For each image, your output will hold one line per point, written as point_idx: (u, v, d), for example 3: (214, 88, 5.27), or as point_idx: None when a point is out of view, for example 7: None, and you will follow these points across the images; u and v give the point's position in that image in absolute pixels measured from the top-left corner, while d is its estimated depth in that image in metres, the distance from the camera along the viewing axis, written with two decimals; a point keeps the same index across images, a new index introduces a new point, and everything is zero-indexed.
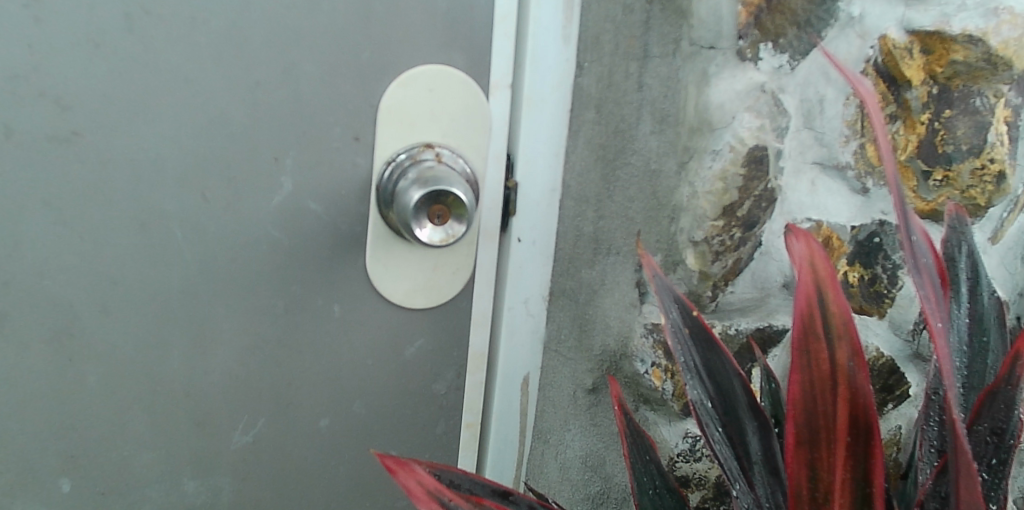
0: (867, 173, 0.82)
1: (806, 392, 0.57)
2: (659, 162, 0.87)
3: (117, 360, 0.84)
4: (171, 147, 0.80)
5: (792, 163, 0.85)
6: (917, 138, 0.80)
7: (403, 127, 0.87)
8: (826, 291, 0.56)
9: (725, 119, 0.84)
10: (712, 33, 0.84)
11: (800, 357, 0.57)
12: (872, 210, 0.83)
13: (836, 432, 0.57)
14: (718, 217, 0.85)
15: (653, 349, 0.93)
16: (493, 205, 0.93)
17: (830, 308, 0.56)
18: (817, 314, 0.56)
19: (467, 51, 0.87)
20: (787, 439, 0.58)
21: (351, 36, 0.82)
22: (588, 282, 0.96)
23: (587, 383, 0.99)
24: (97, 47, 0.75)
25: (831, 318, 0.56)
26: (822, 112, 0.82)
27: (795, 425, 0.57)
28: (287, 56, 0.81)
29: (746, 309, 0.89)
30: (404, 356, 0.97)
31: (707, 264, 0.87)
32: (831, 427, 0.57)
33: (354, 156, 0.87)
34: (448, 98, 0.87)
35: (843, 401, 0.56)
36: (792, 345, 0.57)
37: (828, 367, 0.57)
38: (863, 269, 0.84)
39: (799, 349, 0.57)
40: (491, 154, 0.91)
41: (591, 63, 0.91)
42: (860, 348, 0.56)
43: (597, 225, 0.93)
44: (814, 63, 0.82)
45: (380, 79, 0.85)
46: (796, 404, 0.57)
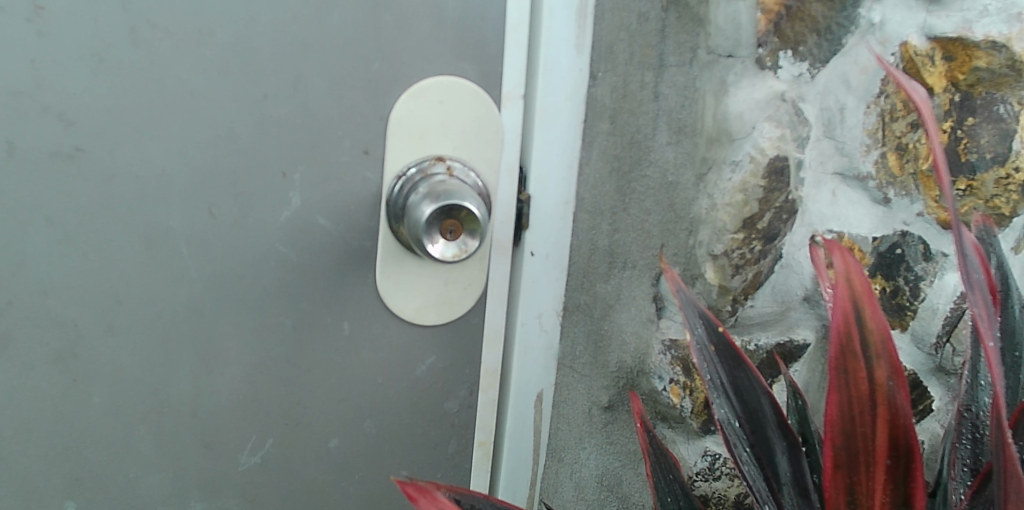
0: (888, 184, 0.78)
1: (844, 413, 0.55)
2: (676, 174, 0.85)
3: (123, 380, 0.82)
4: (178, 163, 0.78)
5: (813, 174, 0.81)
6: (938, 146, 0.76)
7: (414, 139, 0.85)
8: (862, 307, 0.56)
9: (745, 129, 0.81)
10: (730, 42, 0.81)
11: (837, 376, 0.55)
12: (893, 220, 0.78)
13: (875, 454, 0.54)
14: (738, 229, 0.82)
15: (671, 365, 0.88)
16: (505, 219, 0.92)
17: (867, 324, 0.55)
18: (854, 330, 0.55)
19: (479, 62, 0.86)
20: (825, 462, 0.56)
21: (360, 48, 0.81)
22: (603, 297, 0.93)
23: (603, 400, 0.95)
24: (101, 62, 0.73)
25: (869, 335, 0.55)
26: (843, 121, 0.79)
27: (833, 448, 0.55)
28: (295, 68, 0.79)
29: (766, 324, 0.86)
30: (415, 374, 0.95)
31: (727, 278, 0.83)
32: (870, 450, 0.55)
33: (364, 170, 0.85)
34: (459, 109, 0.86)
35: (882, 421, 0.54)
36: (830, 363, 0.56)
37: (867, 386, 0.55)
38: (886, 281, 0.80)
39: (835, 368, 0.56)
40: (503, 167, 0.90)
41: (605, 73, 0.89)
42: (900, 366, 0.54)
43: (611, 238, 0.91)
44: (835, 70, 0.78)
45: (389, 92, 0.83)
46: (833, 426, 0.55)
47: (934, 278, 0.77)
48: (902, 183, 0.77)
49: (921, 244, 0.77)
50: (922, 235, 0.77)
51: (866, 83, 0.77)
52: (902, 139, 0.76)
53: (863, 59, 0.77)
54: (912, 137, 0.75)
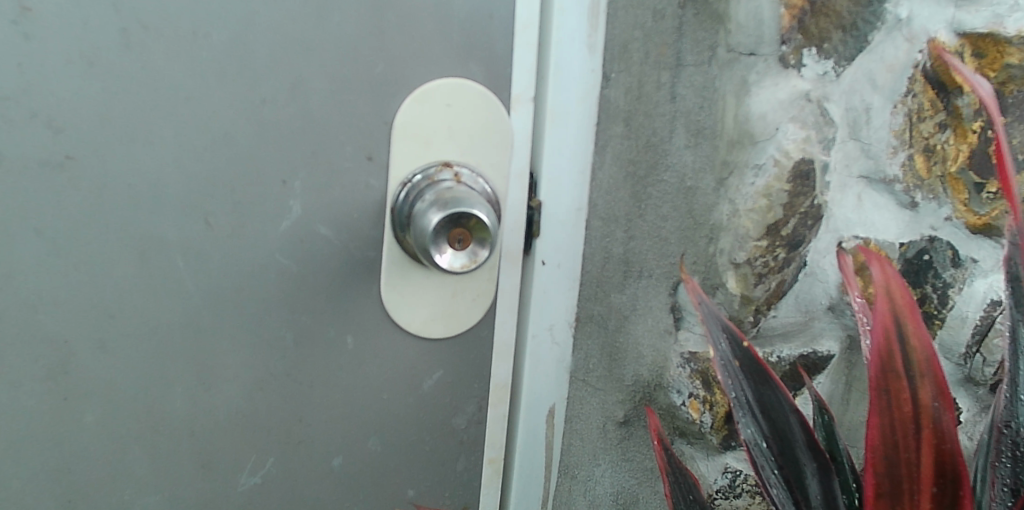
0: (915, 187, 0.73)
1: (886, 436, 0.51)
2: (695, 179, 0.81)
3: (116, 399, 0.78)
4: (172, 171, 0.74)
5: (838, 177, 0.77)
6: (969, 148, 0.70)
7: (419, 145, 0.81)
8: (904, 323, 0.51)
9: (768, 131, 0.77)
10: (752, 39, 0.77)
11: (878, 396, 0.51)
12: (921, 225, 0.74)
13: (921, 482, 0.50)
14: (762, 236, 0.78)
15: (690, 379, 0.84)
16: (515, 227, 0.87)
17: (910, 341, 0.51)
18: (895, 348, 0.51)
19: (487, 63, 0.82)
20: (865, 490, 0.51)
21: (363, 50, 0.77)
22: (618, 307, 0.89)
23: (618, 415, 0.91)
24: (91, 65, 0.70)
25: (911, 354, 0.51)
26: (869, 122, 0.75)
27: (874, 474, 0.51)
28: (294, 71, 0.75)
29: (789, 335, 0.82)
30: (422, 389, 0.91)
31: (750, 288, 0.80)
32: (915, 477, 0.50)
33: (367, 177, 0.81)
34: (466, 113, 0.82)
35: (928, 446, 0.50)
36: (870, 384, 0.51)
37: (911, 408, 0.50)
38: (913, 289, 0.75)
39: (876, 389, 0.51)
40: (513, 172, 0.86)
41: (618, 74, 0.85)
42: (946, 386, 0.50)
43: (627, 245, 0.87)
44: (861, 69, 0.74)
45: (393, 94, 0.79)
46: (875, 451, 0.51)
47: (963, 286, 0.72)
48: (930, 187, 0.72)
49: (950, 249, 0.72)
50: (950, 239, 0.72)
51: (893, 81, 0.73)
52: (930, 140, 0.72)
53: (890, 58, 0.73)
54: (941, 138, 0.71)
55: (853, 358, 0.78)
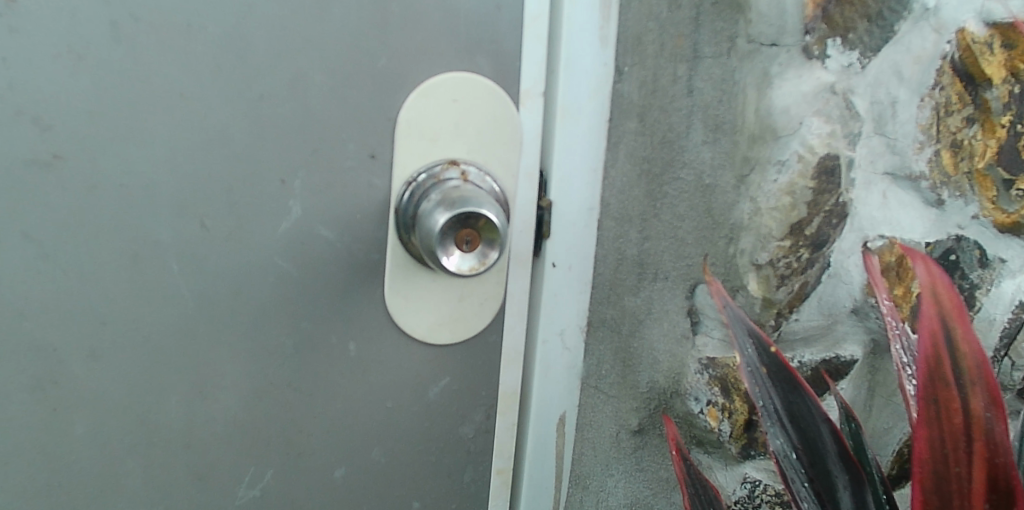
0: (942, 185, 0.69)
1: (935, 449, 0.48)
2: (713, 176, 0.78)
3: (108, 410, 0.74)
4: (167, 170, 0.70)
5: (863, 174, 0.72)
6: (997, 143, 0.66)
7: (425, 141, 0.78)
8: (952, 327, 0.48)
9: (792, 125, 0.73)
10: (774, 29, 0.74)
11: (925, 406, 0.48)
12: (947, 225, 0.70)
13: (972, 499, 0.47)
14: (784, 236, 0.74)
15: (709, 385, 0.81)
16: (524, 228, 0.84)
17: (959, 347, 0.48)
18: (944, 353, 0.48)
19: (494, 57, 0.78)
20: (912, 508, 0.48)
21: (366, 42, 0.73)
22: (632, 311, 0.86)
23: (632, 423, 0.88)
24: (79, 59, 0.66)
25: (961, 359, 0.48)
26: (894, 116, 0.70)
27: (922, 490, 0.48)
28: (293, 65, 0.72)
29: (810, 339, 0.77)
30: (428, 397, 0.87)
31: (772, 290, 0.76)
32: (966, 494, 0.47)
33: (370, 176, 0.77)
34: (474, 108, 0.78)
35: (980, 459, 0.47)
36: (917, 392, 0.48)
37: (962, 419, 0.47)
38: None
39: (923, 398, 0.48)
40: (522, 171, 0.82)
41: (632, 67, 0.82)
42: (999, 394, 0.47)
43: (641, 246, 0.84)
44: (886, 60, 0.70)
45: (397, 89, 0.75)
46: (923, 465, 0.48)
47: (990, 287, 0.68)
48: (958, 184, 0.69)
49: (977, 249, 0.68)
50: (977, 239, 0.68)
51: (920, 73, 0.69)
52: (958, 135, 0.68)
53: (916, 49, 0.69)
54: (968, 134, 0.68)
55: (876, 363, 0.74)
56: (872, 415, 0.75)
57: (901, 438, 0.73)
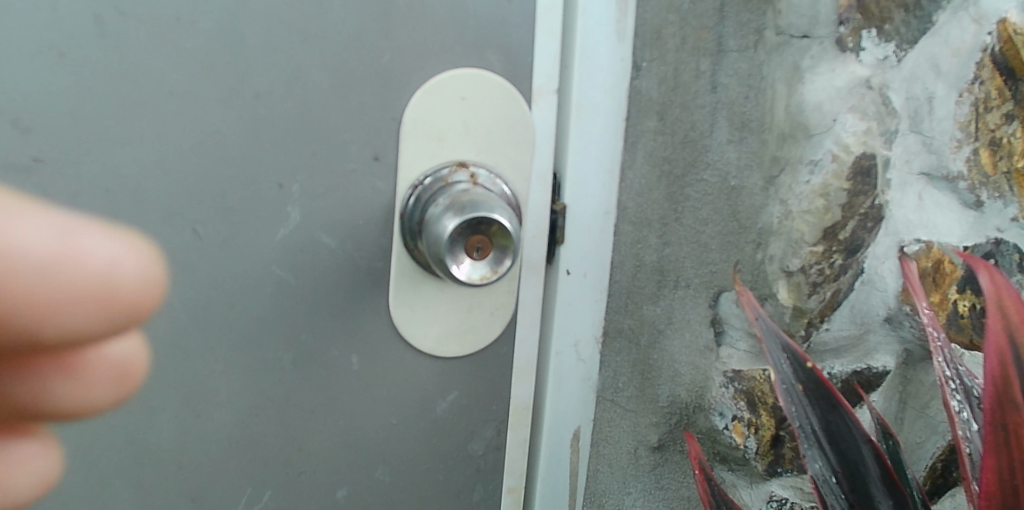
0: (981, 185, 0.64)
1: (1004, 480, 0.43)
2: (739, 177, 0.73)
3: (95, 430, 0.70)
4: (157, 174, 0.66)
5: (898, 175, 0.67)
6: None
7: (432, 142, 0.73)
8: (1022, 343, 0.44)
9: (825, 122, 0.68)
10: (805, 19, 0.68)
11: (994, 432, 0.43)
12: (986, 227, 0.63)
13: None
14: (818, 241, 0.69)
15: (735, 400, 0.75)
16: (538, 233, 0.79)
17: None
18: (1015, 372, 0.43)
19: (505, 52, 0.73)
20: None
21: (368, 37, 0.69)
22: (651, 321, 0.82)
23: (652, 439, 0.83)
24: (61, 56, 0.61)
25: None
26: (931, 112, 0.65)
27: None
28: (291, 61, 0.67)
29: (842, 350, 0.72)
30: (436, 412, 0.83)
31: (803, 299, 0.71)
32: None
33: (374, 180, 0.73)
34: (484, 106, 0.74)
35: None
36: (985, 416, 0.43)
37: None
38: (976, 297, 0.63)
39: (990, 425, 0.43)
40: (535, 173, 0.77)
41: (650, 62, 0.79)
42: None
43: (661, 252, 0.80)
44: (923, 53, 0.65)
45: (401, 87, 0.71)
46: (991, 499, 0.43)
47: None
48: (998, 184, 0.63)
49: (1018, 253, 0.62)
50: (1015, 242, 0.62)
51: (958, 67, 0.64)
52: (996, 133, 0.62)
53: (954, 41, 0.64)
54: (1007, 131, 0.62)
55: (910, 375, 0.70)
56: (905, 428, 0.70)
57: (936, 452, 0.66)
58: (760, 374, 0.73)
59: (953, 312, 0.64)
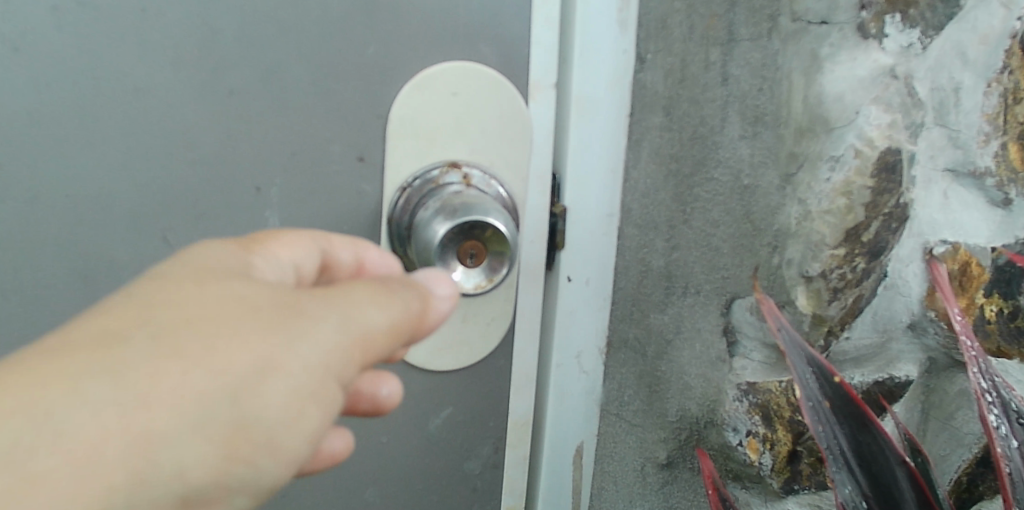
0: (1010, 181, 0.57)
1: None
2: (753, 175, 0.68)
3: None
4: (124, 177, 0.61)
5: (923, 171, 0.61)
6: None
7: (423, 141, 0.68)
8: None
9: (847, 115, 0.63)
10: (824, 4, 0.63)
11: None
12: (1014, 227, 0.57)
13: None
14: (839, 243, 0.63)
15: (749, 414, 0.70)
16: (537, 237, 0.74)
17: None
18: None
19: (500, 44, 0.68)
20: None
21: (350, 28, 0.63)
22: (658, 330, 0.77)
23: (660, 456, 0.79)
24: (13, 51, 0.57)
25: None
26: (958, 104, 0.59)
27: None
28: (266, 55, 0.62)
29: (862, 360, 0.65)
30: (429, 430, 0.77)
31: (823, 306, 0.65)
32: None
33: (359, 182, 0.67)
34: (478, 102, 0.69)
35: None
36: None
37: None
38: (1004, 301, 0.56)
39: None
40: (533, 173, 0.72)
41: (655, 54, 0.74)
42: None
43: (669, 257, 0.75)
44: (949, 40, 0.59)
45: (388, 82, 0.65)
46: None
47: None
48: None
49: None
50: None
51: (987, 55, 0.58)
52: None
53: (983, 27, 0.58)
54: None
55: (933, 383, 0.62)
56: (928, 440, 0.62)
57: (961, 464, 0.59)
58: (776, 386, 0.68)
59: (979, 318, 0.58)
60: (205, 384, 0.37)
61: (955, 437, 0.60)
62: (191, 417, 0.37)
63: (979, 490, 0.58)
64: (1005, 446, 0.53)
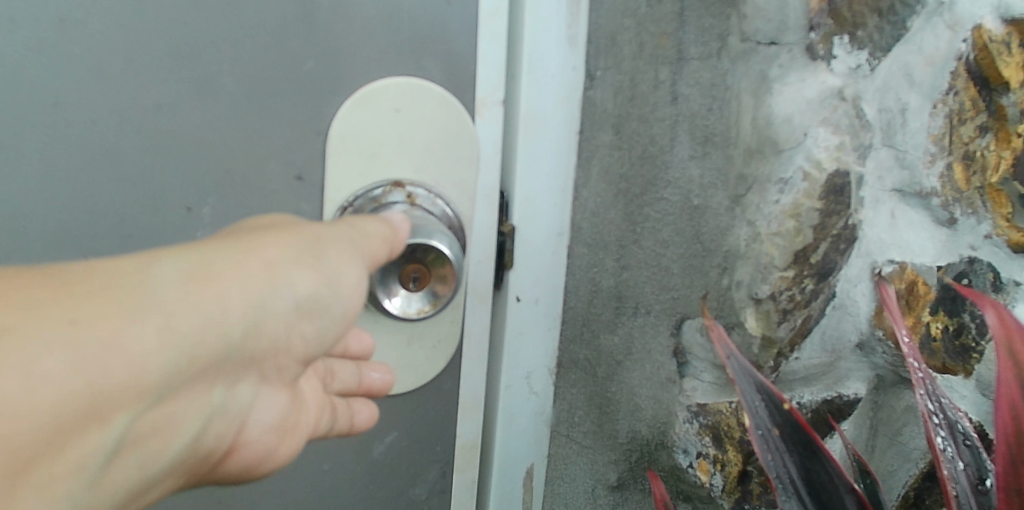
0: (955, 201, 0.58)
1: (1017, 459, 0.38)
2: (703, 196, 0.67)
3: None
4: (43, 196, 0.58)
5: (871, 192, 0.61)
6: (1013, 154, 0.54)
7: (365, 159, 0.66)
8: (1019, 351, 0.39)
9: (794, 137, 0.62)
10: (773, 25, 0.62)
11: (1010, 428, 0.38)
12: (959, 246, 0.58)
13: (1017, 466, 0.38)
14: (788, 265, 0.63)
15: (699, 436, 0.69)
16: (486, 257, 0.73)
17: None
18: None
19: (445, 59, 0.66)
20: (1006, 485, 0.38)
21: (288, 43, 0.61)
22: (609, 351, 0.76)
23: (611, 478, 0.77)
24: None
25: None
26: (904, 125, 0.59)
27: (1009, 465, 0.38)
28: (197, 69, 0.59)
29: (812, 379, 0.66)
30: (373, 455, 0.76)
31: (772, 327, 0.64)
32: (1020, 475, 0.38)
33: (298, 202, 0.65)
34: (422, 119, 0.67)
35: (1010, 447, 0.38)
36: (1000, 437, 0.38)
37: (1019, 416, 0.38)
38: (948, 319, 0.57)
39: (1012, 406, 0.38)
40: (481, 192, 0.71)
41: (604, 71, 0.73)
42: None
43: (619, 277, 0.74)
44: (896, 61, 0.59)
45: (328, 99, 0.63)
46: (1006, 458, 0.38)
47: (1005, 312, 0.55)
48: (972, 200, 0.57)
49: (991, 272, 0.56)
50: (990, 260, 0.56)
51: (932, 76, 0.57)
52: (970, 146, 0.56)
53: (928, 50, 0.58)
54: (980, 144, 0.56)
55: (881, 400, 0.63)
56: (876, 456, 0.62)
57: (909, 480, 0.59)
58: (727, 407, 0.67)
59: (925, 335, 0.59)
60: (303, 233, 0.48)
61: (903, 453, 0.60)
62: (296, 250, 0.46)
63: (925, 504, 0.58)
64: (951, 467, 0.45)
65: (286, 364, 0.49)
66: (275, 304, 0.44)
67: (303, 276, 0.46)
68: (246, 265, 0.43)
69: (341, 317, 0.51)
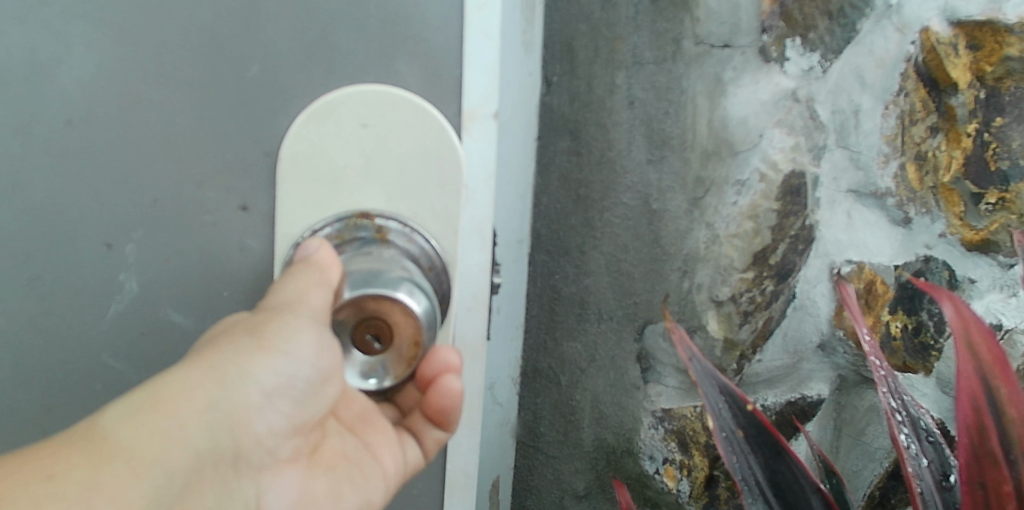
0: (909, 201, 0.59)
1: None
2: (662, 200, 0.68)
3: None
4: None
5: (825, 193, 0.61)
6: (962, 154, 0.56)
7: (321, 186, 0.53)
8: None
9: (751, 139, 0.63)
10: (726, 27, 0.64)
11: None
12: (913, 243, 0.59)
13: None
14: (748, 267, 0.64)
15: (665, 441, 0.69)
16: (476, 304, 0.56)
17: None
18: None
19: (420, 61, 0.53)
20: None
21: (218, 40, 0.52)
22: (571, 359, 0.75)
23: (578, 488, 0.76)
24: None
25: None
26: (857, 125, 0.60)
27: None
28: (110, 68, 0.52)
29: (775, 381, 0.64)
30: None
31: (734, 329, 0.65)
32: None
33: (242, 235, 0.53)
34: (393, 135, 0.52)
35: None
36: None
37: None
38: (908, 317, 0.58)
39: None
40: (469, 225, 0.55)
41: (560, 77, 0.72)
42: None
43: (578, 284, 0.73)
44: (848, 63, 0.60)
45: (278, 114, 0.53)
46: None
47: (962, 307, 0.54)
48: (926, 199, 0.58)
49: (946, 270, 0.57)
50: (945, 258, 0.58)
51: (883, 78, 0.59)
52: (922, 147, 0.58)
53: (878, 52, 0.59)
54: (932, 144, 0.57)
55: (843, 400, 0.62)
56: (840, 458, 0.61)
57: (874, 479, 0.60)
58: (691, 412, 0.67)
59: (885, 334, 0.59)
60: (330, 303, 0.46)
61: (869, 452, 0.60)
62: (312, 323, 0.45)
63: (891, 503, 0.59)
64: None
65: (284, 444, 0.45)
66: (251, 392, 0.42)
67: (294, 330, 0.43)
68: (217, 365, 0.41)
69: (317, 375, 0.45)
